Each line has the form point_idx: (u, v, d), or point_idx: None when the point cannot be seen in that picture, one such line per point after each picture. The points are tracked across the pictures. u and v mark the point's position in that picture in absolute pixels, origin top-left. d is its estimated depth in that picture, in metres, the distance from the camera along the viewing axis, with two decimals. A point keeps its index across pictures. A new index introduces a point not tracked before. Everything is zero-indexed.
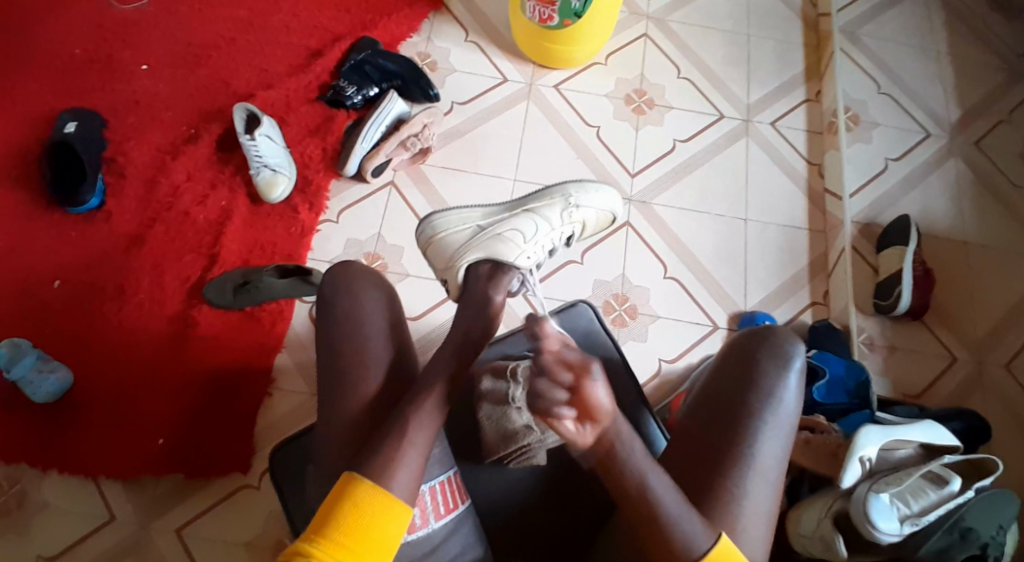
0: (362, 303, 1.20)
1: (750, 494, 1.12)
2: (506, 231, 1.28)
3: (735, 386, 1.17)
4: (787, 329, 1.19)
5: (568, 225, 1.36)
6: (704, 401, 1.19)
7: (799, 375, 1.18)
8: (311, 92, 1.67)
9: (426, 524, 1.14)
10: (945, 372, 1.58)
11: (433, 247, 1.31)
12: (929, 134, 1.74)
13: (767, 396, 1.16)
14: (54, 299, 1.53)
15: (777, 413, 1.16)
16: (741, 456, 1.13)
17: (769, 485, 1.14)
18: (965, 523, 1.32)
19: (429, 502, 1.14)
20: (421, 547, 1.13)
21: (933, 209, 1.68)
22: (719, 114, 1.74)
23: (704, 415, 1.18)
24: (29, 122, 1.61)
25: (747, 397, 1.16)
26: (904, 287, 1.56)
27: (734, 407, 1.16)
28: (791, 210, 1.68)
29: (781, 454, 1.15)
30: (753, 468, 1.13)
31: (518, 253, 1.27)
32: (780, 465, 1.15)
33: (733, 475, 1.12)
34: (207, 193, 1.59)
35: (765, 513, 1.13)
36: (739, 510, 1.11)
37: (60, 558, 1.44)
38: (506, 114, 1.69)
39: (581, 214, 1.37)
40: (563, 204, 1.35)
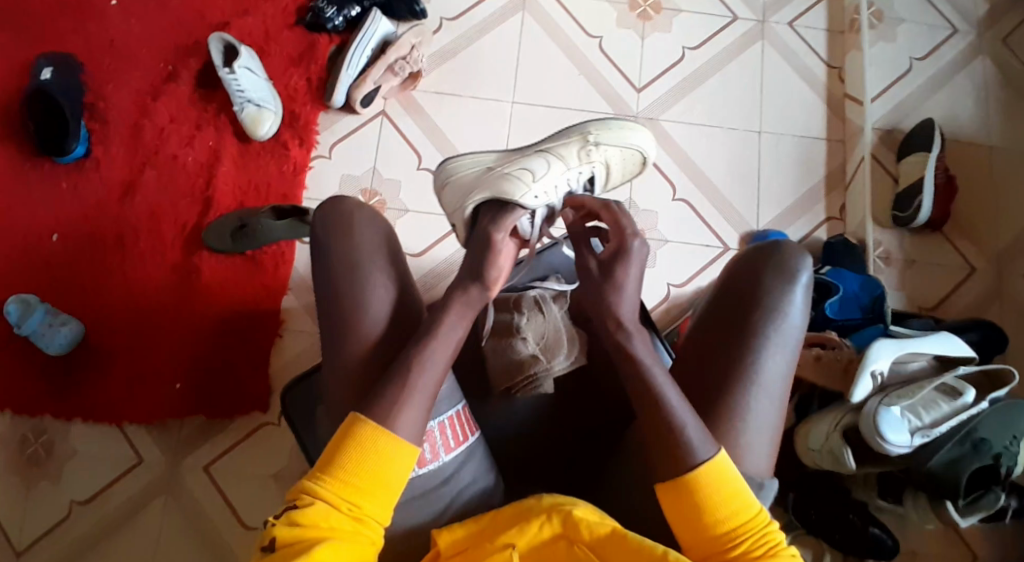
0: (360, 245, 1.09)
1: (753, 413, 1.06)
2: (515, 169, 1.13)
3: (739, 300, 1.10)
4: (792, 242, 1.11)
5: (588, 164, 1.18)
6: (707, 317, 1.12)
7: (807, 288, 1.10)
8: (290, 17, 1.59)
9: (437, 458, 1.08)
10: (964, 284, 1.53)
11: (445, 193, 1.18)
12: (957, 30, 1.62)
13: (773, 310, 1.08)
14: (54, 251, 1.51)
15: (783, 328, 1.08)
16: (742, 374, 1.07)
17: (774, 401, 1.07)
18: (977, 435, 1.33)
19: (438, 436, 1.09)
20: (433, 480, 1.08)
21: (958, 112, 1.58)
22: (733, 16, 1.63)
23: (706, 332, 1.11)
24: (5, 69, 1.55)
25: (751, 312, 1.09)
26: (926, 196, 1.49)
27: (737, 325, 1.09)
28: (808, 119, 1.59)
29: (787, 369, 1.08)
30: (757, 386, 1.07)
31: (523, 189, 1.10)
32: (786, 381, 1.08)
33: (734, 394, 1.06)
34: (194, 133, 1.55)
35: (769, 431, 1.07)
36: (741, 427, 1.06)
37: (93, 501, 1.47)
38: (501, 29, 1.59)
39: (600, 147, 1.18)
40: (580, 142, 1.17)
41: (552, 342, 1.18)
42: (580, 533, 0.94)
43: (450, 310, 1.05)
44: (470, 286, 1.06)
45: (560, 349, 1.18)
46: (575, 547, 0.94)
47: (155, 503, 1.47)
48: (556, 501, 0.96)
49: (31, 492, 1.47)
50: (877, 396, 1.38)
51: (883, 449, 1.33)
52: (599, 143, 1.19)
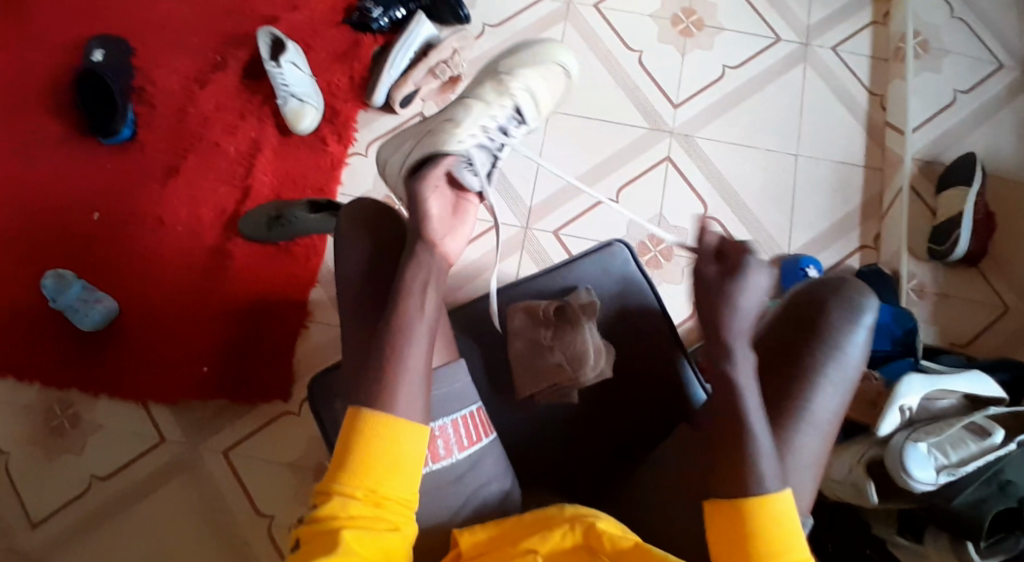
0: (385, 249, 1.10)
1: (801, 446, 1.04)
2: (441, 120, 1.17)
3: (800, 331, 1.08)
4: (860, 280, 1.09)
5: (505, 96, 1.23)
6: (767, 342, 1.10)
7: (871, 329, 1.08)
8: (337, 15, 1.62)
9: (450, 455, 1.06)
10: (997, 322, 1.50)
11: (390, 170, 1.22)
12: (1004, 64, 1.60)
13: (832, 346, 1.07)
14: (93, 229, 1.55)
15: (841, 365, 1.06)
16: (794, 408, 1.05)
17: (821, 437, 1.05)
18: (1004, 476, 1.28)
19: (451, 433, 1.07)
20: (447, 476, 1.06)
21: (1001, 148, 1.56)
22: (775, 37, 1.62)
23: (765, 358, 1.08)
24: (59, 49, 1.60)
25: (812, 346, 1.07)
26: (964, 230, 1.46)
27: (797, 358, 1.07)
28: (846, 145, 1.58)
29: (840, 407, 1.06)
30: (808, 421, 1.05)
31: (454, 136, 1.14)
32: (836, 419, 1.06)
33: (784, 426, 1.04)
34: (237, 122, 1.58)
35: (813, 467, 1.05)
36: (788, 460, 1.03)
37: (112, 477, 1.50)
38: (543, 38, 1.61)
39: (511, 84, 1.24)
40: (493, 77, 1.24)
41: (579, 351, 1.16)
42: (601, 544, 0.94)
43: (408, 273, 1.04)
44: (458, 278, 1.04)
45: (587, 359, 1.15)
46: (598, 554, 0.94)
47: (173, 483, 1.50)
48: (577, 512, 0.96)
49: (54, 463, 1.50)
50: (904, 431, 1.35)
51: (908, 486, 1.29)
52: (513, 75, 1.25)
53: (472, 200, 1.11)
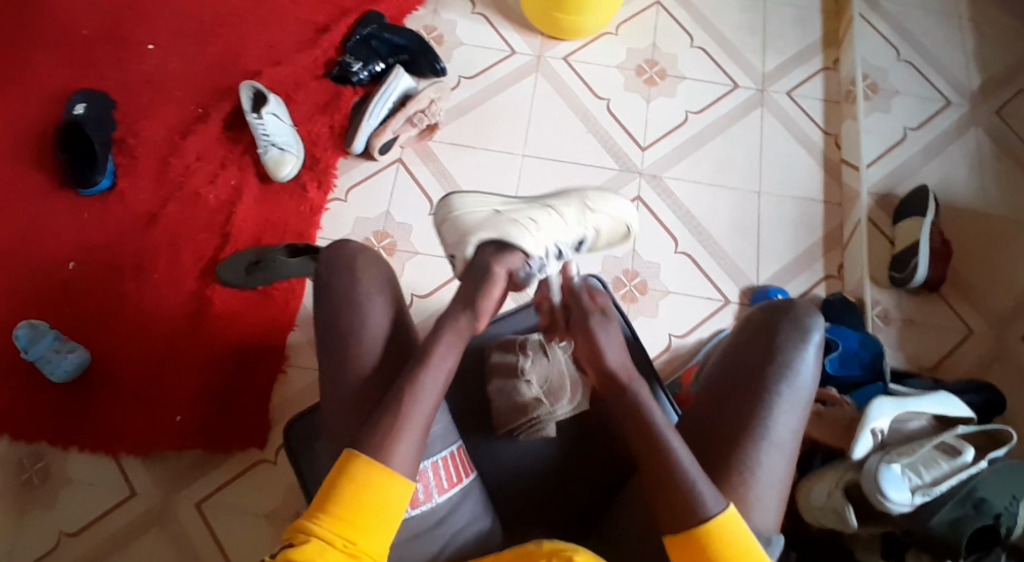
0: (364, 283, 1.15)
1: (764, 464, 1.11)
2: (522, 217, 1.18)
3: (758, 356, 1.16)
4: (806, 302, 1.18)
5: (581, 226, 1.23)
6: (727, 366, 1.17)
7: (818, 348, 1.17)
8: (318, 68, 1.67)
9: (431, 499, 1.11)
10: (962, 345, 1.55)
11: (445, 225, 1.22)
12: (950, 102, 1.71)
13: (785, 367, 1.15)
14: (71, 278, 1.54)
15: (795, 385, 1.14)
16: (755, 426, 1.12)
17: (784, 455, 1.12)
18: (978, 494, 1.30)
19: (432, 476, 1.11)
20: (426, 522, 1.10)
21: (953, 179, 1.64)
22: (734, 84, 1.72)
23: (728, 382, 1.16)
24: (41, 103, 1.63)
25: (767, 368, 1.15)
26: (921, 258, 1.53)
27: (753, 381, 1.15)
28: (806, 182, 1.66)
29: (798, 426, 1.14)
30: (769, 441, 1.12)
31: (528, 239, 1.16)
32: (796, 436, 1.14)
33: (747, 444, 1.11)
34: (218, 171, 1.61)
35: (778, 483, 1.11)
36: (752, 479, 1.10)
37: (81, 532, 1.45)
38: (516, 88, 1.68)
39: (591, 220, 1.24)
40: (579, 205, 1.24)
41: (555, 386, 1.23)
42: None
43: (443, 340, 1.09)
44: (461, 316, 1.11)
45: (564, 393, 1.22)
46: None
47: (145, 536, 1.45)
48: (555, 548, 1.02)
49: (21, 519, 1.45)
50: (877, 454, 1.39)
51: (885, 508, 1.32)
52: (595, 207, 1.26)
53: (509, 294, 1.16)
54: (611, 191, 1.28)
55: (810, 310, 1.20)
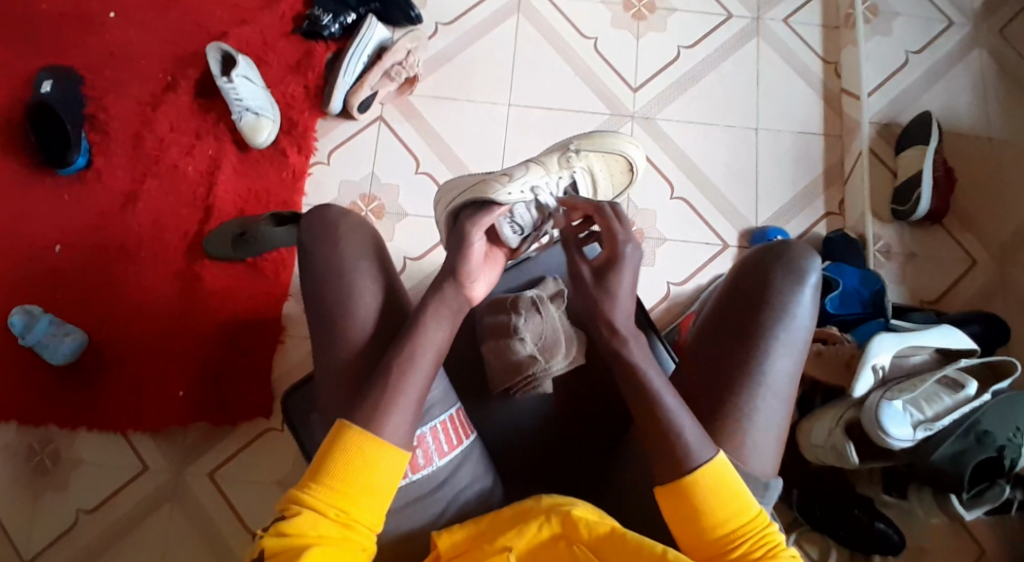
0: (348, 269, 1.11)
1: (760, 410, 1.10)
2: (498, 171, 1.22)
3: (753, 299, 1.14)
4: (800, 243, 1.16)
5: (566, 169, 1.28)
6: (721, 309, 1.16)
7: (813, 289, 1.15)
8: (287, 25, 1.60)
9: (431, 463, 1.11)
10: (964, 277, 1.53)
11: (443, 198, 1.26)
12: (954, 22, 1.62)
13: (780, 309, 1.13)
14: (57, 263, 1.52)
15: (790, 327, 1.13)
16: (752, 373, 1.11)
17: (780, 400, 1.11)
18: (981, 427, 1.32)
19: (431, 441, 1.11)
20: (427, 486, 1.10)
21: (956, 105, 1.58)
22: (727, 14, 1.63)
23: (721, 323, 1.15)
24: (4, 82, 1.57)
25: (761, 310, 1.13)
26: (924, 189, 1.48)
27: (748, 324, 1.13)
28: (805, 115, 1.59)
29: (794, 369, 1.13)
30: (765, 386, 1.11)
31: (501, 191, 1.18)
32: (792, 380, 1.13)
33: (743, 392, 1.10)
34: (194, 142, 1.56)
35: (775, 431, 1.11)
36: (749, 425, 1.09)
37: (98, 511, 1.48)
38: (497, 33, 1.60)
39: (575, 164, 1.29)
40: (562, 151, 1.30)
41: (550, 342, 1.19)
42: (578, 532, 0.95)
43: (429, 310, 1.07)
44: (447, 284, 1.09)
45: (559, 349, 1.19)
46: (574, 546, 0.95)
47: (161, 511, 1.48)
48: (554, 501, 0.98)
49: (38, 501, 1.48)
50: (878, 391, 1.37)
51: (886, 444, 1.32)
52: (581, 152, 1.30)
53: (504, 253, 1.17)
54: (607, 131, 1.33)
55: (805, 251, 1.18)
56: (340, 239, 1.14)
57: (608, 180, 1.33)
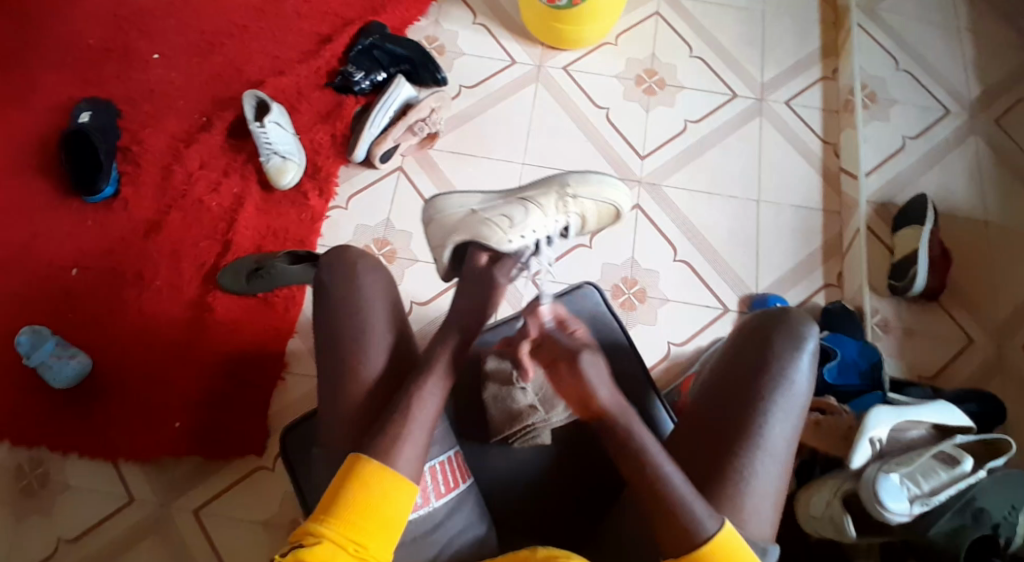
0: (363, 293, 1.15)
1: (759, 474, 1.10)
2: (494, 215, 1.22)
3: (753, 365, 1.14)
4: (799, 309, 1.17)
5: (564, 215, 1.26)
6: (720, 373, 1.16)
7: (812, 356, 1.16)
8: (320, 78, 1.69)
9: (428, 503, 1.11)
10: (962, 355, 1.55)
11: (433, 226, 1.28)
12: (949, 111, 1.71)
13: (779, 375, 1.14)
14: (74, 284, 1.56)
15: (789, 393, 1.13)
16: (751, 435, 1.11)
17: (777, 465, 1.11)
18: (977, 504, 1.30)
19: (430, 481, 1.12)
20: (423, 526, 1.10)
21: (951, 188, 1.65)
22: (732, 93, 1.73)
23: (721, 386, 1.15)
24: (46, 111, 1.65)
25: (761, 377, 1.13)
26: (920, 267, 1.53)
27: (746, 390, 1.13)
28: (805, 191, 1.66)
29: (793, 435, 1.13)
30: (764, 449, 1.11)
31: (499, 237, 1.20)
32: (790, 445, 1.12)
33: (741, 454, 1.10)
34: (221, 179, 1.62)
35: (773, 494, 1.11)
36: (746, 488, 1.09)
37: (81, 538, 1.45)
38: (515, 98, 1.69)
39: (573, 210, 1.26)
40: (558, 192, 1.26)
41: (549, 394, 1.22)
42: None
43: (454, 345, 1.10)
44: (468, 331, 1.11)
45: (558, 401, 1.21)
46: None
47: (143, 543, 1.46)
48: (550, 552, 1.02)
49: (22, 523, 1.46)
50: (876, 463, 1.36)
51: (883, 518, 1.31)
52: (577, 196, 1.27)
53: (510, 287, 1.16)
54: (602, 171, 1.28)
55: (804, 317, 1.19)
56: (357, 270, 1.17)
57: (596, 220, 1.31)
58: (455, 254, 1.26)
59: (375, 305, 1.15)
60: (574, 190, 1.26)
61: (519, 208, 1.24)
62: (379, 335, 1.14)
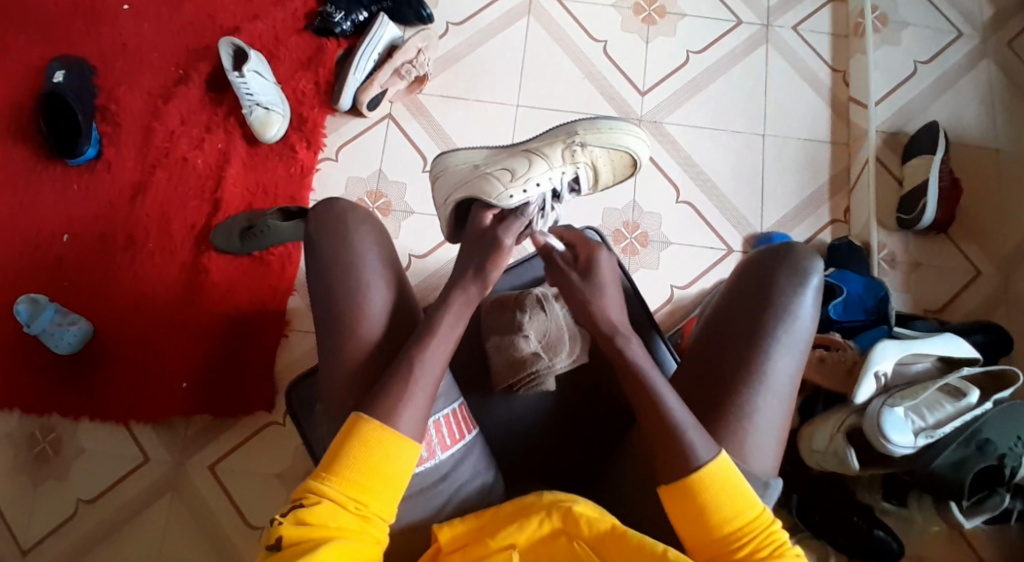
0: (357, 270, 1.11)
1: (761, 411, 1.09)
2: (497, 168, 1.18)
3: (755, 300, 1.13)
4: (804, 245, 1.14)
5: (572, 165, 1.20)
6: (723, 308, 1.15)
7: (816, 291, 1.14)
8: (300, 22, 1.61)
9: (433, 456, 1.10)
10: (969, 288, 1.52)
11: (438, 184, 1.24)
12: (963, 33, 1.63)
13: (783, 309, 1.12)
14: (64, 252, 1.53)
15: (793, 328, 1.11)
16: (753, 373, 1.10)
17: (781, 400, 1.10)
18: (982, 435, 1.30)
19: (435, 434, 1.11)
20: (430, 478, 1.10)
21: (963, 116, 1.58)
22: (737, 19, 1.64)
23: (723, 320, 1.14)
24: (16, 71, 1.58)
25: (764, 312, 1.12)
26: (929, 199, 1.48)
27: (748, 324, 1.12)
28: (812, 122, 1.60)
29: (795, 371, 1.12)
30: (766, 386, 1.09)
31: (501, 191, 1.16)
32: (793, 380, 1.11)
33: (744, 392, 1.09)
34: (204, 135, 1.57)
35: (776, 457, 1.10)
36: (750, 424, 1.08)
37: (100, 500, 1.48)
38: (506, 34, 1.61)
39: (582, 159, 1.20)
40: (565, 142, 1.20)
41: (555, 340, 1.19)
42: (578, 529, 0.95)
43: (452, 321, 1.07)
44: (470, 286, 1.09)
45: (562, 346, 1.19)
46: (574, 544, 0.96)
47: (162, 501, 1.48)
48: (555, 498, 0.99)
49: (39, 489, 1.48)
50: (880, 398, 1.36)
51: (886, 450, 1.31)
52: (586, 145, 1.20)
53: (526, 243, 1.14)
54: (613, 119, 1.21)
55: (809, 253, 1.17)
56: (348, 231, 1.13)
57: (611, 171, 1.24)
58: (459, 213, 1.22)
59: (372, 285, 1.11)
60: (583, 139, 1.19)
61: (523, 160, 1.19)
62: (375, 318, 1.11)
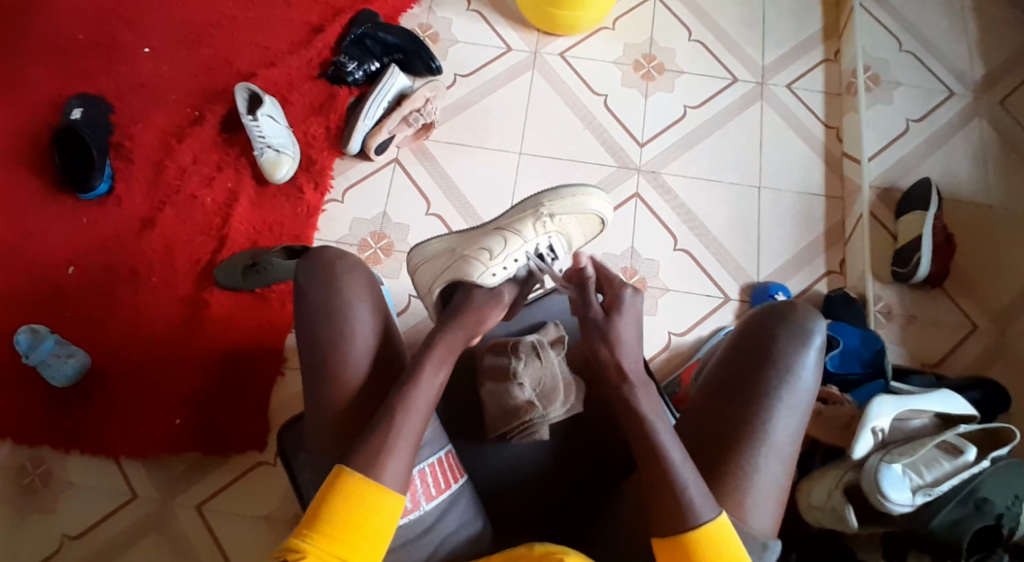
0: (349, 286, 1.11)
1: (761, 470, 1.06)
2: (475, 249, 1.20)
3: (752, 366, 1.09)
4: (805, 304, 1.11)
5: (542, 233, 1.23)
6: (724, 374, 1.11)
7: (819, 351, 1.10)
8: (313, 69, 1.67)
9: (418, 507, 1.07)
10: (965, 341, 1.52)
11: (421, 273, 1.25)
12: (953, 93, 1.68)
13: (785, 370, 1.09)
14: (69, 282, 1.55)
15: (794, 390, 1.08)
16: (757, 431, 1.07)
17: (782, 462, 1.07)
18: (980, 494, 1.26)
19: (419, 484, 1.08)
20: (414, 529, 1.06)
21: (954, 173, 1.62)
22: (733, 78, 1.70)
23: (721, 389, 1.10)
24: (36, 108, 1.64)
25: (762, 376, 1.08)
26: (923, 253, 1.50)
27: (743, 391, 1.08)
28: (806, 177, 1.64)
29: (797, 430, 1.08)
30: (768, 446, 1.06)
31: (480, 272, 1.17)
32: (795, 442, 1.08)
33: (750, 448, 1.06)
34: (214, 174, 1.61)
35: (777, 491, 1.06)
36: (750, 483, 1.05)
37: (84, 536, 1.45)
38: (511, 86, 1.67)
39: (550, 224, 1.24)
40: (534, 214, 1.23)
41: (549, 387, 1.16)
42: None
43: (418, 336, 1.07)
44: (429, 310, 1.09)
45: (556, 396, 1.15)
46: None
47: (147, 539, 1.45)
48: (546, 550, 0.98)
49: (24, 522, 1.45)
50: (878, 453, 1.32)
51: (884, 509, 1.27)
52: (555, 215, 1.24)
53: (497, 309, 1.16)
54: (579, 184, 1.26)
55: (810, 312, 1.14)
56: (339, 279, 1.11)
57: (583, 231, 1.29)
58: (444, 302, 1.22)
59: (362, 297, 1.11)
60: (551, 210, 1.23)
61: (496, 237, 1.21)
62: (362, 331, 1.10)
